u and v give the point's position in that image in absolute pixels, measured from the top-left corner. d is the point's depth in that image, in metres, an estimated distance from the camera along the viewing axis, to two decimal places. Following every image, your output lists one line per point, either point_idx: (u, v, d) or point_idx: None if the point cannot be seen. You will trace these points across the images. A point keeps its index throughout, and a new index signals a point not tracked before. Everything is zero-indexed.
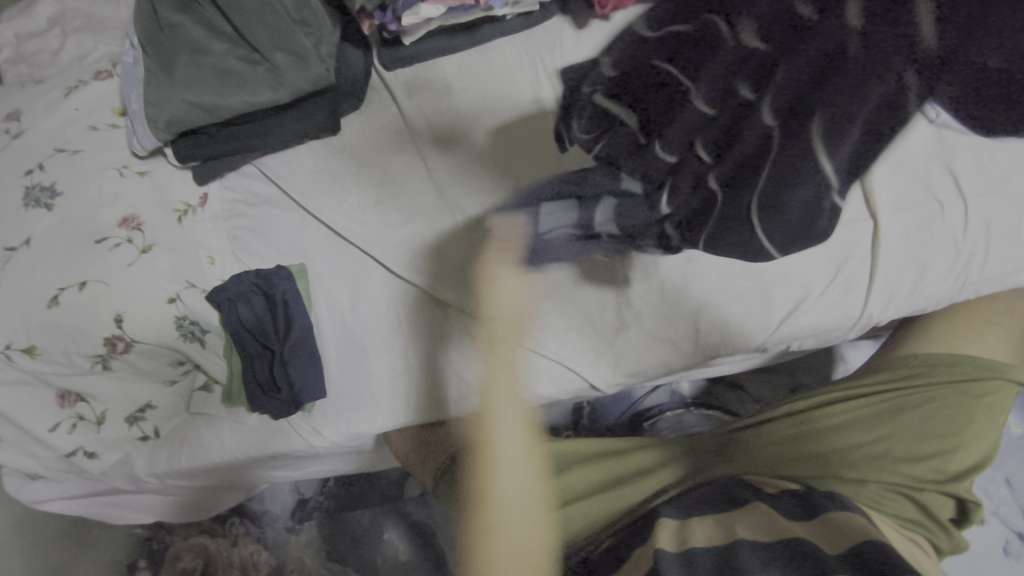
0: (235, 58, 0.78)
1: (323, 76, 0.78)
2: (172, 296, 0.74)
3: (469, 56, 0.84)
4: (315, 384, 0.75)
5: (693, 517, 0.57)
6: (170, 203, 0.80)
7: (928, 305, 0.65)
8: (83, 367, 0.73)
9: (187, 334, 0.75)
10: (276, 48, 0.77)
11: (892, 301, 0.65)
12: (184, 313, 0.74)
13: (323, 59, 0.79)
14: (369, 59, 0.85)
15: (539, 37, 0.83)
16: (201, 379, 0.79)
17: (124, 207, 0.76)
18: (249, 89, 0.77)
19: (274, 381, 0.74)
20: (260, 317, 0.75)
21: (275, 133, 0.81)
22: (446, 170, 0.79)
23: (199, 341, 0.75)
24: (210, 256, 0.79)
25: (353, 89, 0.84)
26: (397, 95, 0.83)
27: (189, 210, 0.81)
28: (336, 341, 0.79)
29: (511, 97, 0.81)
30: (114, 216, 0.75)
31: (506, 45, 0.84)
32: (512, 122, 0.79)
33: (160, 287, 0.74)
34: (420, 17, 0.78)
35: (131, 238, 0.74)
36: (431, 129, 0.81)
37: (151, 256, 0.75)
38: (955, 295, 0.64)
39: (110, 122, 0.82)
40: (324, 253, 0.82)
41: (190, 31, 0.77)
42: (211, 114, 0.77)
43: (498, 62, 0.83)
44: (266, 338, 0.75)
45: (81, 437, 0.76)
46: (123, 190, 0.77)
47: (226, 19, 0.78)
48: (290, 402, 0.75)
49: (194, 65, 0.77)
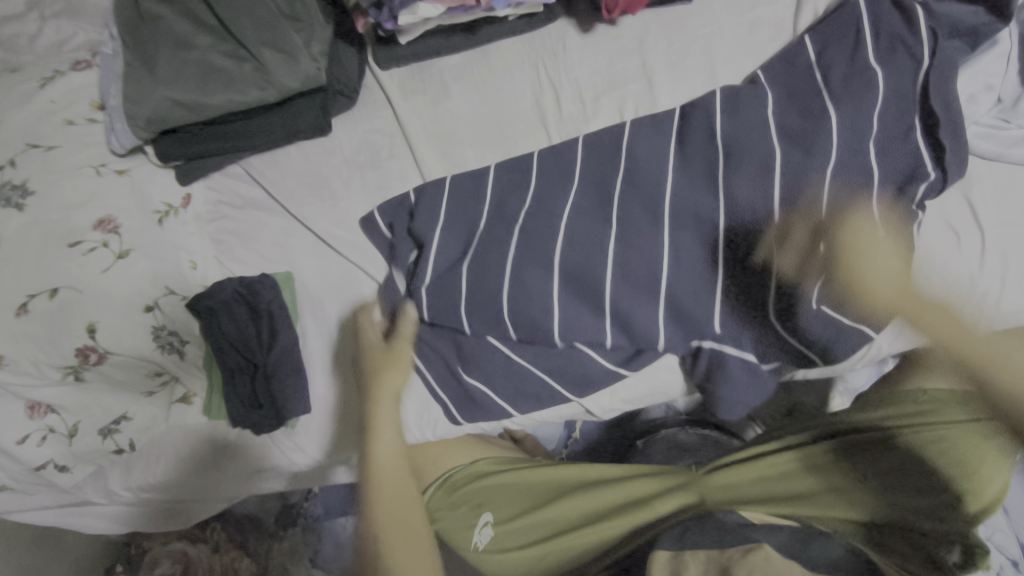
0: (220, 53, 0.73)
1: (313, 76, 0.74)
2: (149, 305, 0.71)
3: (468, 57, 0.80)
4: (299, 399, 0.73)
5: (688, 548, 0.54)
6: (150, 204, 0.76)
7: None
8: (55, 378, 0.70)
9: (165, 345, 0.72)
10: (264, 45, 0.73)
11: (900, 333, 0.63)
12: (162, 322, 0.72)
13: (313, 57, 0.75)
14: (363, 58, 0.81)
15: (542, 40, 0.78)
16: (180, 392, 0.75)
17: (99, 209, 0.72)
18: (236, 88, 0.73)
19: (255, 397, 0.72)
20: (242, 329, 0.72)
21: (261, 133, 0.76)
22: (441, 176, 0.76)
23: (177, 352, 0.73)
24: (192, 261, 0.76)
25: (344, 89, 0.79)
26: (391, 97, 0.80)
27: (171, 211, 0.77)
28: (322, 354, 0.76)
29: (511, 104, 0.77)
30: (90, 217, 0.71)
31: (507, 47, 0.78)
32: (510, 128, 0.76)
33: (137, 295, 0.71)
34: (416, 17, 0.71)
35: (107, 242, 0.71)
36: (427, 133, 0.78)
37: (128, 261, 0.71)
38: (970, 328, 0.62)
39: (88, 116, 0.77)
40: (312, 263, 0.78)
41: (172, 23, 0.74)
42: (195, 113, 0.73)
43: (498, 65, 0.78)
44: (248, 352, 0.72)
45: (51, 450, 0.73)
46: (99, 190, 0.73)
47: (211, 12, 0.74)
48: (272, 418, 0.73)
49: (176, 61, 0.73)
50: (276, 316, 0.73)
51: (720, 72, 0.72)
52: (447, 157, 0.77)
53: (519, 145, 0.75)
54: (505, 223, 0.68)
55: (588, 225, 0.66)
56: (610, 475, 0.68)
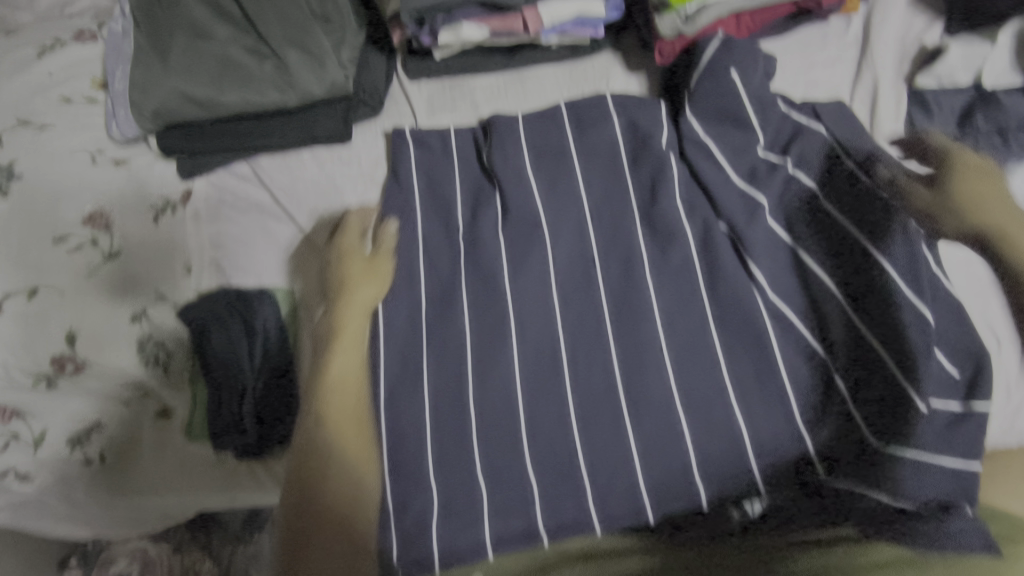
0: (241, 48, 0.67)
1: (340, 85, 0.68)
2: (137, 314, 0.66)
3: (505, 79, 0.77)
4: (284, 428, 0.68)
5: None
6: (147, 198, 0.71)
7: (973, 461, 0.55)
8: (26, 384, 0.64)
9: (150, 359, 0.66)
10: (289, 44, 0.67)
11: (935, 407, 0.57)
12: (149, 333, 0.66)
13: (342, 64, 0.68)
14: (391, 66, 0.77)
15: (583, 72, 0.76)
16: (161, 406, 0.68)
17: (90, 202, 0.67)
18: (254, 87, 0.66)
19: (239, 421, 0.67)
20: (233, 346, 0.68)
21: (296, 135, 0.73)
22: (457, 190, 0.71)
23: (162, 367, 0.67)
24: (187, 265, 0.71)
25: (370, 99, 0.75)
26: (417, 112, 0.77)
27: (169, 207, 0.72)
28: None
29: (533, 101, 0.76)
30: (79, 211, 0.66)
31: (544, 73, 0.76)
32: (526, 107, 0.75)
33: (126, 302, 0.65)
34: (458, 37, 0.65)
35: (97, 241, 0.66)
36: (454, 114, 0.76)
37: (118, 263, 0.66)
38: (963, 467, 0.55)
39: (88, 95, 0.72)
40: (310, 283, 0.72)
41: (191, 10, 0.67)
42: (206, 110, 0.65)
43: (535, 93, 0.76)
44: (236, 373, 0.67)
45: (13, 457, 0.65)
46: (93, 180, 0.68)
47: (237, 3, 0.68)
48: (255, 443, 0.67)
49: (193, 51, 0.66)
50: (274, 351, 0.69)
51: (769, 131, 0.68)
52: (468, 189, 0.71)
53: (549, 177, 0.70)
54: (540, 278, 0.68)
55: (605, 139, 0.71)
56: (620, 546, 0.62)
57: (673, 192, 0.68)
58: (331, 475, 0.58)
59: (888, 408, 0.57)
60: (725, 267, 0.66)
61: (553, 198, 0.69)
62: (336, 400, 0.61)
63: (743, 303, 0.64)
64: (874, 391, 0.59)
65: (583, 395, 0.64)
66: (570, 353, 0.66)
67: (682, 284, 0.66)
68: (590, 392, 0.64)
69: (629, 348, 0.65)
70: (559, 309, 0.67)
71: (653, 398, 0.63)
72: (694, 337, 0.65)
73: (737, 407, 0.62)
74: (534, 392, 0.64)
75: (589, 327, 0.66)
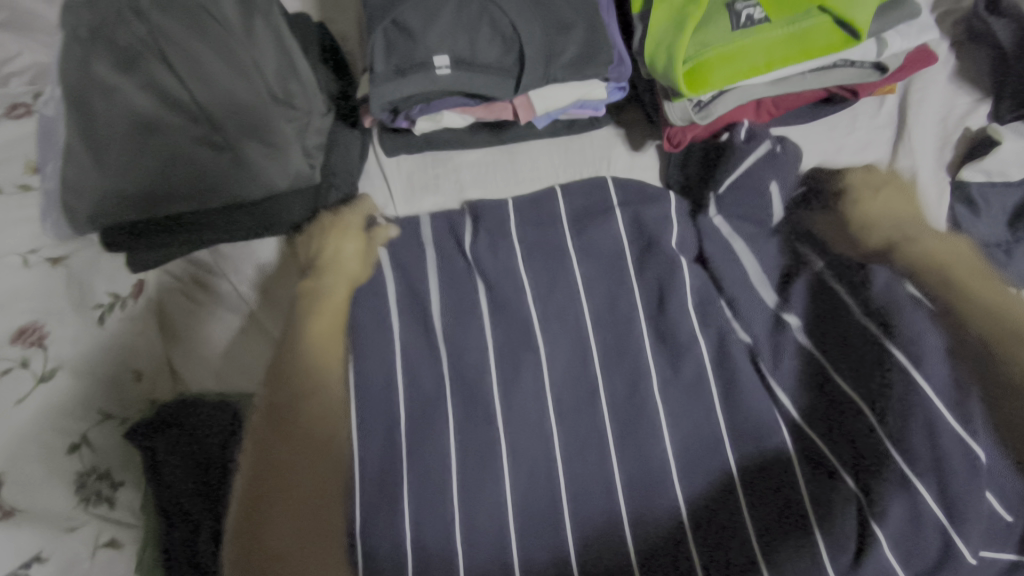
0: (190, 139, 0.58)
1: (305, 175, 0.61)
2: (75, 443, 0.58)
3: (493, 157, 0.69)
4: None
5: None
6: (90, 299, 0.63)
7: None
8: None
9: (91, 495, 0.59)
10: (246, 136, 0.59)
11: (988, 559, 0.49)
12: (90, 464, 0.59)
13: (307, 151, 0.62)
14: (365, 140, 0.68)
15: (580, 150, 0.69)
16: (109, 534, 0.59)
17: (20, 312, 0.58)
18: (210, 185, 0.59)
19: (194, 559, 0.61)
20: (185, 471, 0.63)
21: (257, 227, 0.63)
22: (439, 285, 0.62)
23: (107, 500, 0.60)
24: (137, 374, 0.65)
25: (342, 183, 0.67)
26: (394, 194, 0.69)
27: (116, 303, 0.64)
28: None
29: (523, 183, 0.69)
30: (6, 326, 0.57)
31: (537, 150, 0.69)
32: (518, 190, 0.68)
33: (62, 433, 0.57)
34: (439, 124, 0.57)
35: (27, 359, 0.57)
36: (435, 197, 0.69)
37: (53, 384, 0.58)
38: None
39: (20, 181, 0.65)
40: None
41: (131, 98, 0.57)
42: (152, 211, 0.58)
43: (525, 175, 0.68)
44: (190, 503, 0.62)
45: None
46: (23, 287, 0.59)
47: (181, 84, 0.58)
48: None
49: (134, 148, 0.57)
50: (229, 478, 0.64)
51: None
52: (456, 286, 0.62)
53: (543, 274, 0.62)
54: (532, 392, 0.59)
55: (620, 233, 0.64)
56: None
57: (682, 294, 0.60)
58: (308, 400, 0.56)
59: (930, 563, 0.48)
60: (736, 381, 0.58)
61: (547, 301, 0.61)
62: (294, 389, 0.56)
63: (767, 430, 0.56)
64: (920, 547, 0.48)
65: (588, 536, 0.55)
66: (569, 486, 0.56)
67: (695, 404, 0.58)
68: (595, 535, 0.54)
69: (640, 480, 0.56)
70: (553, 433, 0.57)
71: (672, 537, 0.54)
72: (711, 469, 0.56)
73: (745, 511, 0.54)
74: (528, 537, 0.54)
75: (590, 451, 0.57)
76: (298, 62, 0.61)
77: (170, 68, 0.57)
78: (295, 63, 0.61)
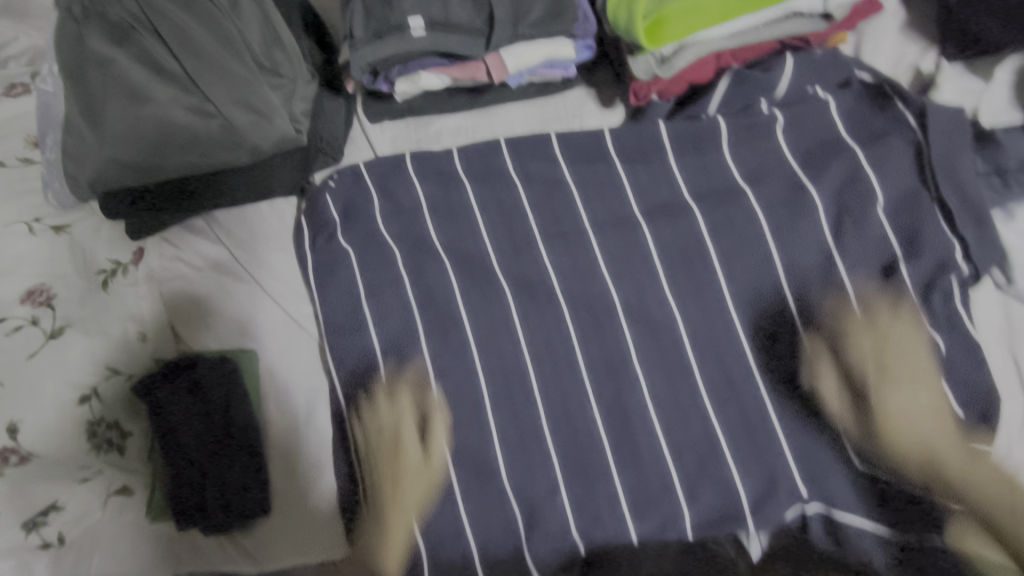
0: (182, 106, 0.61)
1: (290, 137, 0.64)
2: (84, 395, 0.62)
3: (472, 118, 0.72)
4: (251, 503, 0.65)
5: None
6: (93, 264, 0.67)
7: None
8: None
9: (101, 443, 0.62)
10: (236, 100, 0.62)
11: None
12: (100, 415, 0.62)
13: (294, 117, 0.65)
14: (351, 108, 0.73)
15: (556, 107, 0.72)
16: (118, 484, 0.64)
17: (30, 276, 0.62)
18: (201, 150, 0.61)
19: (203, 503, 0.64)
20: (192, 421, 0.65)
21: (247, 195, 0.68)
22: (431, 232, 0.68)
23: (117, 448, 0.64)
24: (141, 332, 0.68)
25: (328, 149, 0.71)
26: (378, 150, 0.73)
27: (118, 270, 0.68)
28: (281, 450, 0.68)
29: (501, 133, 0.72)
30: (15, 288, 0.61)
31: (515, 109, 0.72)
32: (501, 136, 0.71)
33: (71, 385, 0.61)
34: (417, 86, 0.60)
35: (36, 317, 0.61)
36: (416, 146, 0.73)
37: (62, 342, 0.61)
38: None
39: (22, 155, 0.68)
40: (275, 339, 0.70)
41: (126, 68, 0.60)
42: (149, 176, 0.61)
43: (502, 129, 0.72)
44: (200, 450, 0.64)
45: None
46: (29, 252, 0.63)
47: (174, 55, 0.61)
48: (220, 524, 0.64)
49: (128, 114, 0.59)
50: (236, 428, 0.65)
51: (773, 179, 0.64)
52: (452, 248, 0.68)
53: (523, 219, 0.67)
54: (512, 326, 0.66)
55: (609, 184, 0.66)
56: None
57: (653, 233, 0.65)
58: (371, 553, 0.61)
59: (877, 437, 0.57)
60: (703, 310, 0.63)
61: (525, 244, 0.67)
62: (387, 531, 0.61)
63: (727, 358, 0.62)
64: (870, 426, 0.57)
65: (572, 459, 0.63)
66: (549, 405, 0.64)
67: (663, 337, 0.63)
68: (571, 443, 0.63)
69: (610, 402, 0.63)
70: (535, 367, 0.65)
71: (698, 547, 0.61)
72: (677, 392, 0.62)
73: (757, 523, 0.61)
74: (513, 448, 0.63)
75: (567, 375, 0.64)
76: (283, 34, 0.65)
77: (160, 39, 0.61)
78: (278, 34, 0.65)
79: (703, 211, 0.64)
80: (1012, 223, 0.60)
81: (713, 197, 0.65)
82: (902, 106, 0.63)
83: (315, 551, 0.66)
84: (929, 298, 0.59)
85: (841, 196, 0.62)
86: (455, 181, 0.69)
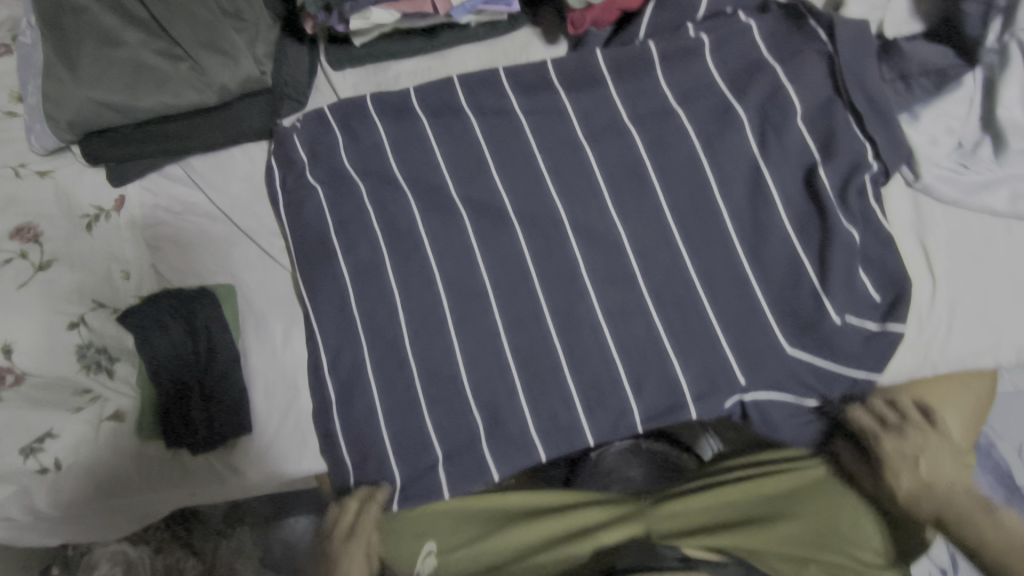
0: (152, 51, 0.68)
1: (256, 78, 0.69)
2: (74, 321, 0.68)
3: (427, 61, 0.77)
4: (235, 420, 0.69)
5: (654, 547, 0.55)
6: (77, 209, 0.72)
7: (874, 370, 0.63)
8: None
9: (91, 365, 0.68)
10: (201, 44, 0.68)
11: (851, 322, 0.63)
12: (88, 340, 0.68)
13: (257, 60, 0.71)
14: (314, 58, 0.77)
15: (505, 47, 0.77)
16: (111, 409, 0.68)
17: (18, 215, 0.69)
18: (169, 89, 0.67)
19: (190, 420, 0.69)
20: (177, 346, 0.69)
21: (218, 135, 0.72)
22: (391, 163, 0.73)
23: (106, 371, 0.69)
24: (124, 270, 0.72)
25: (293, 92, 0.75)
26: (340, 91, 0.77)
27: (100, 215, 0.73)
28: (261, 374, 0.73)
29: (455, 70, 0.77)
30: (6, 225, 0.68)
31: (467, 50, 0.77)
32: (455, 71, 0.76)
33: (60, 313, 0.67)
34: (369, 22, 0.67)
35: (25, 252, 0.68)
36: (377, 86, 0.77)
37: (49, 274, 0.68)
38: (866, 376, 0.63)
39: (7, 109, 0.74)
40: (251, 275, 0.75)
41: (98, 16, 0.67)
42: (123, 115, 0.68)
43: (456, 69, 0.77)
44: (184, 370, 0.69)
45: None
46: (18, 195, 0.70)
47: (142, 4, 0.68)
48: (205, 441, 0.69)
49: (102, 59, 0.67)
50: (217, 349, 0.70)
51: (702, 100, 0.69)
52: (412, 178, 0.72)
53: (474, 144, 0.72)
54: (469, 245, 0.71)
55: (553, 110, 0.72)
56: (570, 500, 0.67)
57: (593, 153, 0.70)
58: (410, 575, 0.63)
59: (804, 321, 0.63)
60: (643, 220, 0.68)
61: (478, 169, 0.72)
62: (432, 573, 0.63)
63: (665, 261, 0.67)
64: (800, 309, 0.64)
65: (529, 365, 0.67)
66: (506, 316, 0.69)
67: (607, 246, 0.69)
68: (527, 349, 0.67)
69: (563, 309, 0.68)
70: (491, 281, 0.69)
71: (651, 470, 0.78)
72: (621, 296, 0.68)
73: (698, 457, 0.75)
74: (473, 357, 0.68)
75: (521, 287, 0.69)
76: None
77: None
78: None
79: (639, 130, 0.70)
80: (916, 124, 0.66)
81: (649, 117, 0.70)
82: (813, 23, 0.69)
83: (298, 465, 0.72)
84: (845, 197, 0.65)
85: (764, 109, 0.67)
86: (412, 115, 0.73)
